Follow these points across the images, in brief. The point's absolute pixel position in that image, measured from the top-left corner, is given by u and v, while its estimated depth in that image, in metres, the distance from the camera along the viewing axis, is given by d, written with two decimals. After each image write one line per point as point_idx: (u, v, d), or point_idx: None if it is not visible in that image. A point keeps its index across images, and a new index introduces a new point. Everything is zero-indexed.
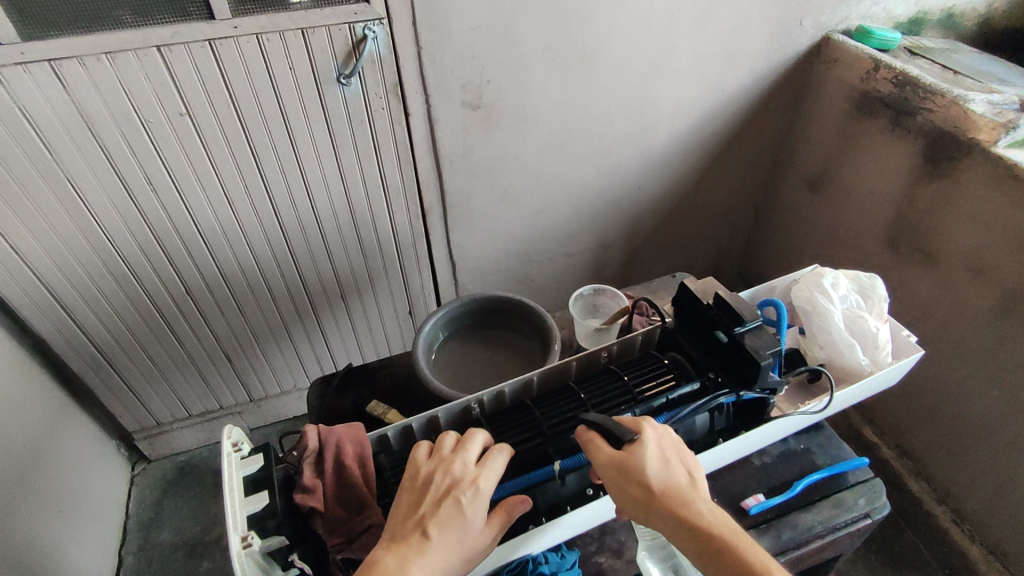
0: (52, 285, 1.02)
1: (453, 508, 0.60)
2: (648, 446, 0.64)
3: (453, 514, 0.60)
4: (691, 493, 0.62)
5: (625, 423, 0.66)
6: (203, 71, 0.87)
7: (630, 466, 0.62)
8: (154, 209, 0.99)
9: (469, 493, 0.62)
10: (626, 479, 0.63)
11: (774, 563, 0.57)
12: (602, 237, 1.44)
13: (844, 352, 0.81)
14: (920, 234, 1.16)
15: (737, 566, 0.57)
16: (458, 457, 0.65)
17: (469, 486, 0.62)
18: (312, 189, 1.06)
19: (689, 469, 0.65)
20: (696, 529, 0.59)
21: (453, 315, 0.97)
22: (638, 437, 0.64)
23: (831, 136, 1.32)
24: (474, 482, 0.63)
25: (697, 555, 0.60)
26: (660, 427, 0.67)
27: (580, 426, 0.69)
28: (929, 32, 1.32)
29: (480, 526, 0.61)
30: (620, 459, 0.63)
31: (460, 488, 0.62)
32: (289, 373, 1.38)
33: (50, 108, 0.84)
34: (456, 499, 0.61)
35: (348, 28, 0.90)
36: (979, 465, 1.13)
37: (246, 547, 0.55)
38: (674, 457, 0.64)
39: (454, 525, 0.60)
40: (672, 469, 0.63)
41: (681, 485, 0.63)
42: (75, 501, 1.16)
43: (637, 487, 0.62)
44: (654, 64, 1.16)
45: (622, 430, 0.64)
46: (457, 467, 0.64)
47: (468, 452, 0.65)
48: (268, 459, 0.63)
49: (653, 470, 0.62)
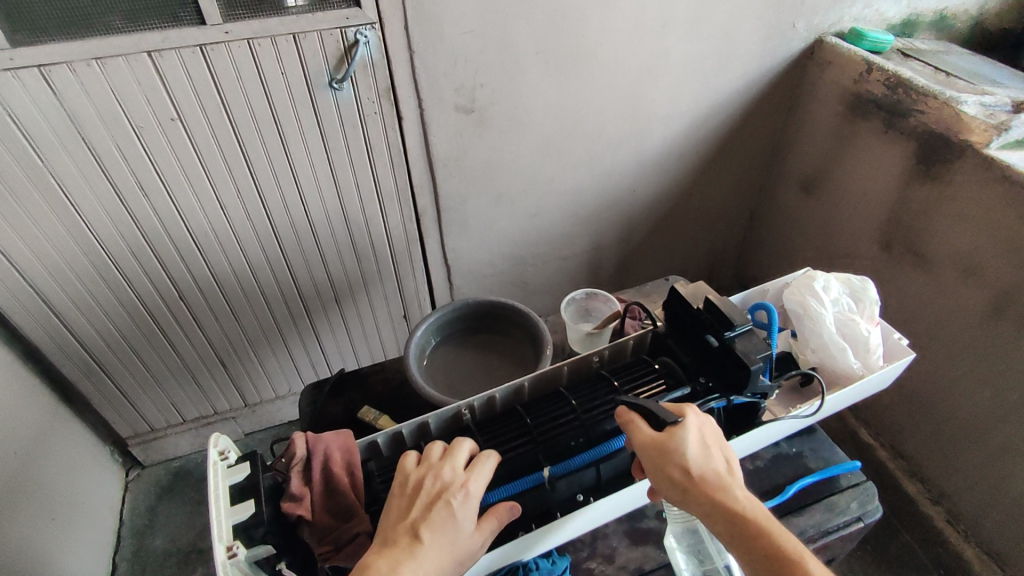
0: (44, 291, 1.02)
1: (444, 511, 0.60)
2: (690, 431, 0.64)
3: (444, 516, 0.60)
4: (729, 480, 0.62)
5: (668, 407, 0.67)
6: (194, 76, 0.87)
7: (670, 448, 0.63)
8: (146, 215, 0.99)
9: (459, 496, 0.62)
10: (665, 461, 0.63)
11: (810, 555, 0.56)
12: (596, 239, 1.44)
13: (835, 355, 0.81)
14: (913, 236, 1.16)
15: (772, 552, 0.56)
16: (447, 462, 0.65)
17: (460, 489, 0.62)
18: (305, 194, 1.06)
19: (728, 457, 0.65)
20: (732, 513, 0.59)
21: (445, 319, 0.97)
22: (681, 422, 0.64)
23: (824, 138, 1.32)
24: (464, 485, 0.63)
25: (731, 540, 0.59)
26: (702, 414, 0.67)
27: (620, 408, 0.70)
28: (922, 34, 1.32)
29: (471, 529, 0.61)
30: (661, 441, 0.63)
31: (451, 491, 0.62)
32: (283, 378, 1.38)
33: (41, 114, 0.83)
34: (447, 502, 0.61)
35: (340, 33, 0.90)
36: (973, 466, 1.13)
37: (231, 556, 0.54)
38: (714, 445, 0.64)
39: (445, 527, 0.59)
40: (712, 455, 0.63)
41: (718, 471, 0.62)
42: (68, 508, 1.16)
43: (675, 470, 0.62)
44: (647, 67, 1.16)
45: (666, 413, 0.65)
46: (447, 473, 0.64)
47: (457, 458, 0.65)
48: (254, 468, 0.62)
49: (693, 454, 0.62)
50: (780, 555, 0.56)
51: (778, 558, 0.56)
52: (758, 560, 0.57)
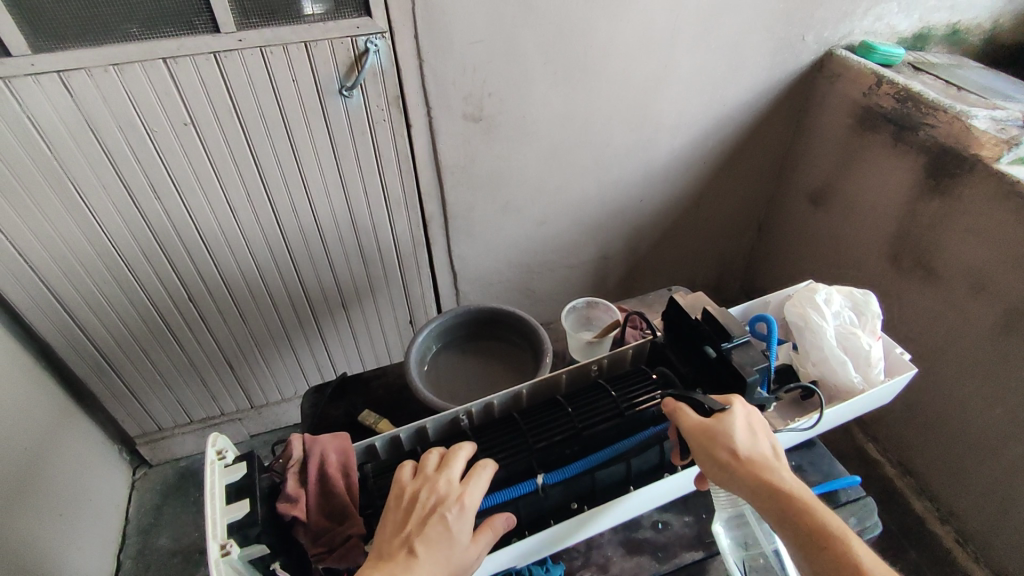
0: (56, 290, 1.04)
1: (439, 526, 0.61)
2: (738, 416, 0.65)
3: (439, 531, 0.60)
4: (777, 464, 0.63)
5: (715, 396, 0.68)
6: (207, 83, 0.88)
7: (718, 432, 0.64)
8: (157, 216, 1.01)
9: (454, 509, 0.62)
10: (713, 444, 0.64)
11: (857, 538, 0.58)
12: (603, 248, 1.44)
13: (836, 368, 0.80)
14: (923, 250, 1.15)
15: (821, 533, 0.58)
16: (442, 475, 0.65)
17: (455, 503, 0.62)
18: (314, 198, 1.08)
19: (773, 443, 0.66)
20: (781, 493, 0.60)
21: (446, 326, 0.97)
22: (729, 408, 0.65)
23: (833, 151, 1.32)
24: (460, 498, 0.63)
25: (778, 519, 0.60)
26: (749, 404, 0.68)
27: (668, 397, 0.71)
28: (934, 48, 1.31)
29: (466, 543, 0.61)
30: (711, 424, 0.65)
31: (445, 506, 0.62)
32: (290, 380, 1.39)
33: (58, 117, 0.86)
34: (441, 517, 0.61)
35: (351, 41, 0.92)
36: (982, 485, 1.11)
37: (225, 554, 0.56)
38: (761, 431, 0.66)
39: (440, 542, 0.60)
40: (759, 440, 0.65)
41: (767, 456, 0.64)
42: (76, 505, 1.17)
43: (725, 452, 0.63)
44: (656, 78, 1.17)
45: (713, 400, 0.66)
46: (442, 486, 0.64)
47: (453, 470, 0.66)
48: (250, 467, 0.63)
49: (740, 438, 0.64)
50: (829, 536, 0.57)
51: (828, 537, 0.57)
52: (805, 538, 0.58)
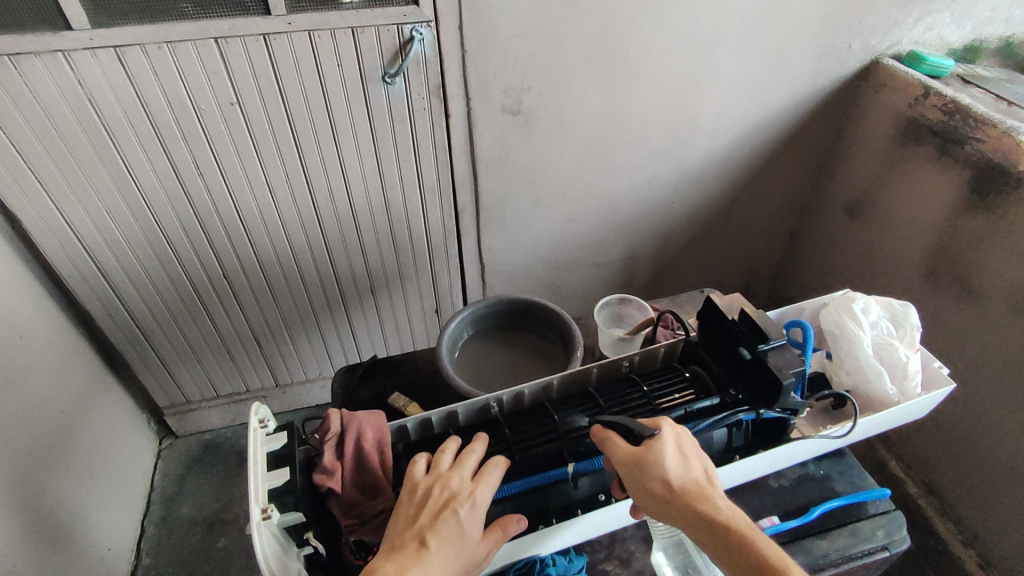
0: (99, 259, 1.07)
1: (452, 520, 0.61)
2: (668, 443, 0.64)
3: (450, 525, 0.61)
4: (711, 490, 0.63)
5: (645, 420, 0.67)
6: (255, 63, 0.90)
7: (649, 462, 0.63)
8: (199, 193, 1.03)
9: (467, 505, 0.62)
10: (644, 474, 0.63)
11: (792, 562, 0.57)
12: (632, 247, 1.44)
13: (871, 379, 0.79)
14: (962, 268, 1.12)
15: (754, 562, 0.57)
16: (455, 472, 0.66)
17: (467, 499, 0.63)
18: (351, 183, 1.09)
19: (707, 466, 0.65)
20: (714, 522, 0.60)
21: (479, 313, 0.98)
22: (658, 434, 0.65)
23: (874, 161, 1.30)
24: (473, 494, 0.63)
25: (714, 549, 0.60)
26: (678, 426, 0.68)
27: (595, 425, 0.71)
28: (985, 61, 1.28)
29: (476, 538, 0.62)
30: (639, 454, 0.64)
31: (458, 501, 0.63)
32: (315, 361, 1.41)
33: (112, 91, 0.88)
34: (454, 511, 0.62)
35: (397, 29, 0.93)
36: (1011, 510, 1.08)
37: (265, 518, 0.58)
38: (693, 455, 0.65)
39: (452, 535, 0.60)
40: (691, 466, 0.64)
41: (699, 482, 0.63)
42: (105, 469, 1.21)
43: (656, 483, 0.63)
44: (697, 79, 1.16)
45: (642, 427, 0.66)
46: (455, 482, 0.65)
47: (466, 467, 0.66)
48: (290, 438, 0.65)
49: (672, 466, 0.63)
50: (761, 566, 0.57)
51: (760, 566, 0.57)
52: (739, 566, 0.58)
